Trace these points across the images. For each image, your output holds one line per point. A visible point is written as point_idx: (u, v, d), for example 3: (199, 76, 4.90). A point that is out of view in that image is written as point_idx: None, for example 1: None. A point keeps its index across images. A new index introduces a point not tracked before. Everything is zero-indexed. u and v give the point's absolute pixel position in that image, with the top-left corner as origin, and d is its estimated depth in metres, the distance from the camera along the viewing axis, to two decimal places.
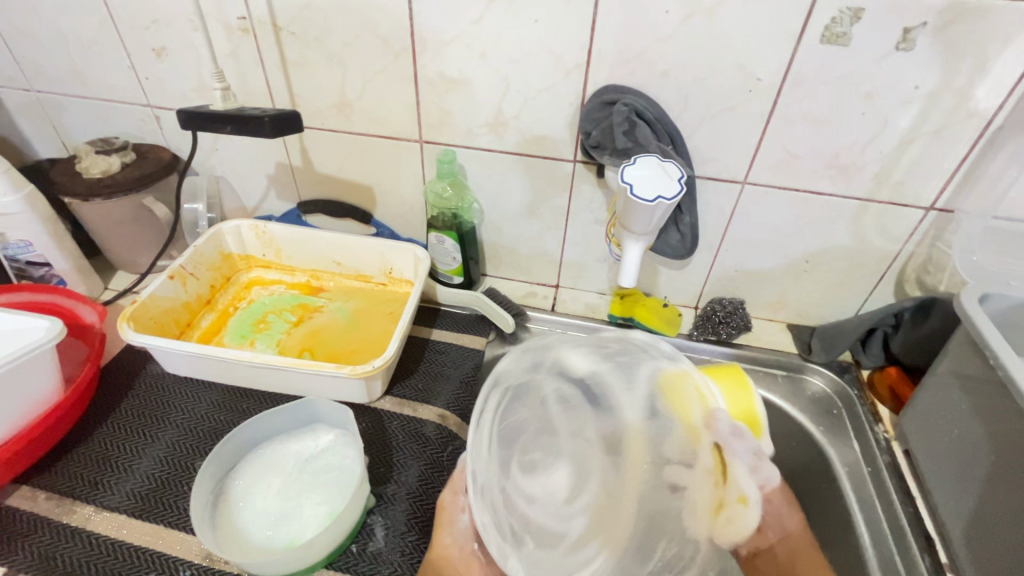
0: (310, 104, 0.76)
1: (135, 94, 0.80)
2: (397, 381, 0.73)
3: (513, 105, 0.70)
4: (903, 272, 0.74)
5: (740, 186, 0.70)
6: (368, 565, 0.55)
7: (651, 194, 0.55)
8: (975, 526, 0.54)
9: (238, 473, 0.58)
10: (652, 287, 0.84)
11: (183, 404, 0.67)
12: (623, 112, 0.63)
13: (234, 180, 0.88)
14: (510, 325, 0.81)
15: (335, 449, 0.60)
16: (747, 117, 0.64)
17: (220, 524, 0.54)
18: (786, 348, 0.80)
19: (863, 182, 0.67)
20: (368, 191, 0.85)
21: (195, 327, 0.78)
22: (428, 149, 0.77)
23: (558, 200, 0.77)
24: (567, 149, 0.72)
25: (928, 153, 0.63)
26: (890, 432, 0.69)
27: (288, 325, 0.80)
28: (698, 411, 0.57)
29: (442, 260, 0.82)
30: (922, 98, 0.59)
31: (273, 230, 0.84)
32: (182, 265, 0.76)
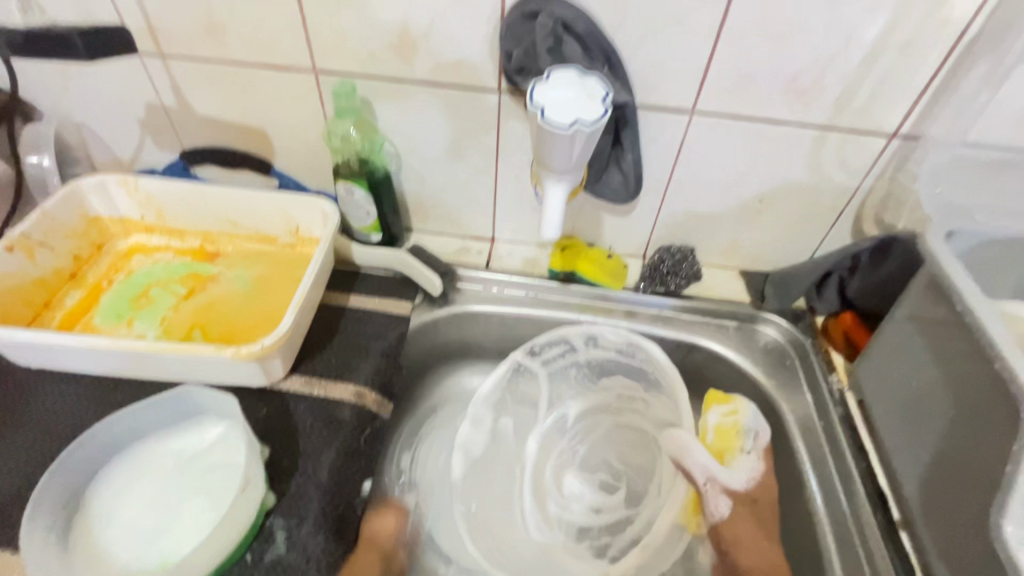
0: (170, 26, 0.61)
1: None
2: (307, 356, 0.63)
3: (421, 22, 0.57)
4: (862, 210, 0.68)
5: (688, 117, 0.61)
6: (266, 574, 0.48)
7: (568, 120, 0.45)
8: (929, 481, 0.50)
9: (102, 482, 0.49)
10: (596, 237, 0.76)
11: (39, 400, 0.56)
12: (546, 26, 0.52)
13: (98, 127, 0.73)
14: (437, 287, 0.71)
15: (223, 444, 0.51)
16: (695, 31, 0.54)
17: (76, 546, 0.45)
18: (739, 296, 0.74)
19: (823, 108, 0.59)
20: (263, 135, 0.71)
21: (57, 307, 0.65)
22: (325, 81, 0.64)
23: (484, 140, 0.67)
24: (489, 77, 0.61)
25: (895, 71, 0.55)
26: (844, 381, 0.65)
27: (175, 299, 0.68)
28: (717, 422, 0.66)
29: (355, 215, 0.71)
30: (892, 3, 0.50)
31: (148, 187, 0.70)
32: (27, 234, 0.62)
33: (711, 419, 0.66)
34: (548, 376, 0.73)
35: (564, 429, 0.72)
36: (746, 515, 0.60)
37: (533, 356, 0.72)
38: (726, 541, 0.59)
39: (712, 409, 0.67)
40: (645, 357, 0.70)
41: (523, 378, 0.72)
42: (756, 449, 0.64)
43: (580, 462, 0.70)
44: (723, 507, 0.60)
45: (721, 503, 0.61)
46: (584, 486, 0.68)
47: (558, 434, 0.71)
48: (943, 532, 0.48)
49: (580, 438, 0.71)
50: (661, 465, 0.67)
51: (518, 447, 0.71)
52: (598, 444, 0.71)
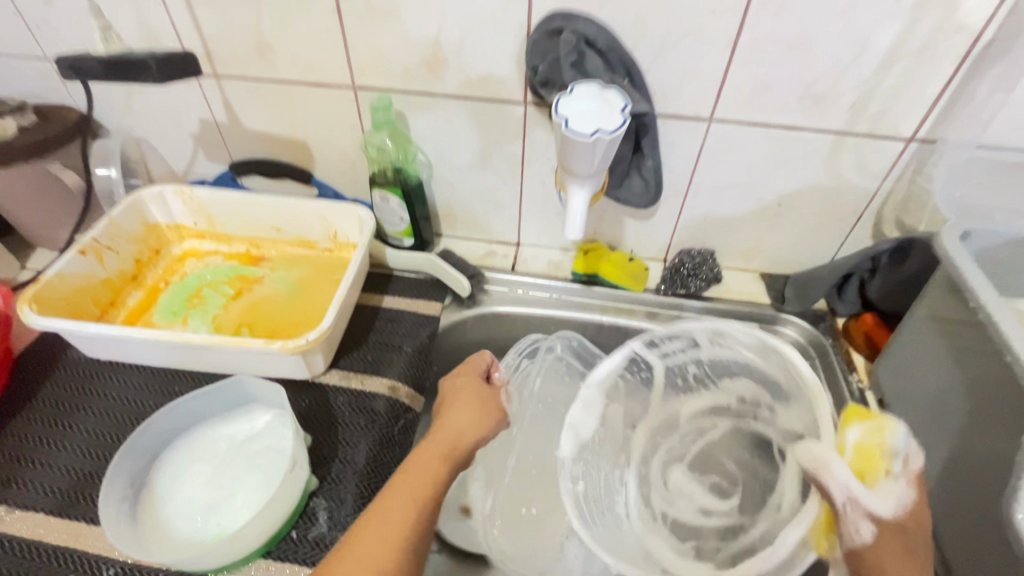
0: (225, 49, 0.67)
1: (26, 46, 0.70)
2: (344, 352, 0.68)
3: (452, 40, 0.62)
4: (881, 213, 0.69)
5: (706, 123, 0.64)
6: (310, 551, 0.51)
7: (590, 128, 0.48)
8: (946, 474, 0.51)
9: (164, 463, 0.53)
10: (618, 240, 0.79)
11: (106, 389, 0.62)
12: (569, 42, 0.56)
13: (157, 142, 0.80)
14: (466, 288, 0.75)
15: (271, 431, 0.56)
16: (712, 42, 0.57)
17: (144, 518, 0.50)
18: (759, 298, 0.76)
19: (839, 113, 0.61)
20: (304, 148, 0.77)
21: (120, 306, 0.71)
22: (363, 96, 0.69)
23: (511, 148, 0.70)
24: (516, 90, 0.65)
25: (911, 76, 0.56)
26: (865, 381, 0.65)
27: (225, 299, 0.73)
28: (864, 435, 0.48)
29: (389, 221, 0.76)
30: (904, 11, 0.52)
31: (200, 196, 0.76)
32: (96, 239, 0.69)
33: (847, 436, 0.49)
34: (665, 376, 0.68)
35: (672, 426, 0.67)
36: (896, 547, 0.43)
37: (651, 347, 0.67)
38: (868, 574, 0.42)
39: (850, 421, 0.50)
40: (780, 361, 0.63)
41: (638, 373, 0.68)
42: (909, 474, 0.46)
43: (689, 461, 0.66)
44: (867, 535, 0.43)
45: (862, 527, 0.44)
46: (695, 485, 0.64)
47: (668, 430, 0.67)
48: (958, 523, 0.49)
49: (697, 436, 0.67)
50: (787, 475, 0.60)
51: (629, 436, 0.67)
52: (708, 444, 0.66)
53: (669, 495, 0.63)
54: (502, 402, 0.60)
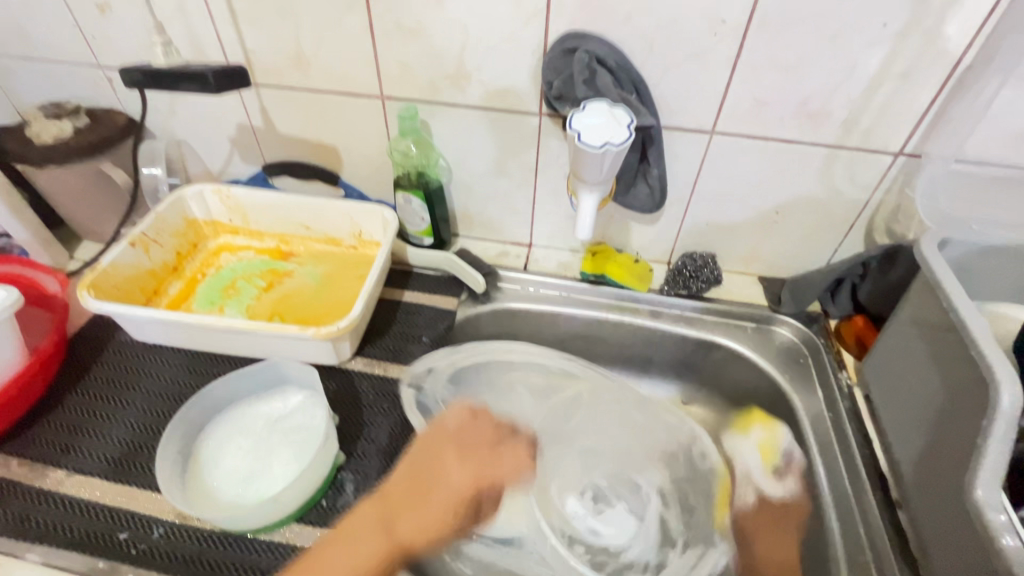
0: (266, 61, 0.73)
1: (84, 55, 0.76)
2: (368, 341, 0.73)
3: (474, 56, 0.67)
4: (872, 221, 0.73)
5: (708, 136, 0.69)
6: (338, 518, 0.56)
7: (598, 141, 0.54)
8: (921, 463, 0.55)
9: (208, 435, 0.59)
10: (624, 244, 0.84)
11: (152, 370, 0.67)
12: (583, 60, 0.61)
13: (197, 144, 0.86)
14: (481, 284, 0.80)
15: (304, 409, 0.61)
16: (713, 63, 0.62)
17: (191, 482, 0.55)
18: (756, 300, 0.81)
19: (832, 128, 0.65)
20: (333, 152, 0.83)
21: (163, 295, 0.77)
22: (390, 105, 0.75)
23: (526, 156, 0.76)
24: (532, 102, 0.70)
25: (897, 96, 0.61)
26: (853, 378, 0.70)
27: (258, 290, 0.79)
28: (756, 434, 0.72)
29: (411, 221, 0.81)
30: (890, 38, 0.57)
31: (237, 194, 0.82)
32: (144, 232, 0.75)
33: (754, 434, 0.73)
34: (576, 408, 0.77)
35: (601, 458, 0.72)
36: (766, 513, 0.65)
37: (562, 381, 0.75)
38: (747, 526, 0.65)
39: (755, 428, 0.73)
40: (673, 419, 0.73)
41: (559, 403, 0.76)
42: (793, 471, 0.67)
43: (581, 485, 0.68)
44: (750, 497, 0.67)
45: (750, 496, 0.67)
46: (582, 506, 0.66)
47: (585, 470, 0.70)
48: (927, 507, 0.53)
49: (581, 460, 0.70)
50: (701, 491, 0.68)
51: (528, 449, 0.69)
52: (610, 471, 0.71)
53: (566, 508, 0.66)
54: (518, 454, 0.57)
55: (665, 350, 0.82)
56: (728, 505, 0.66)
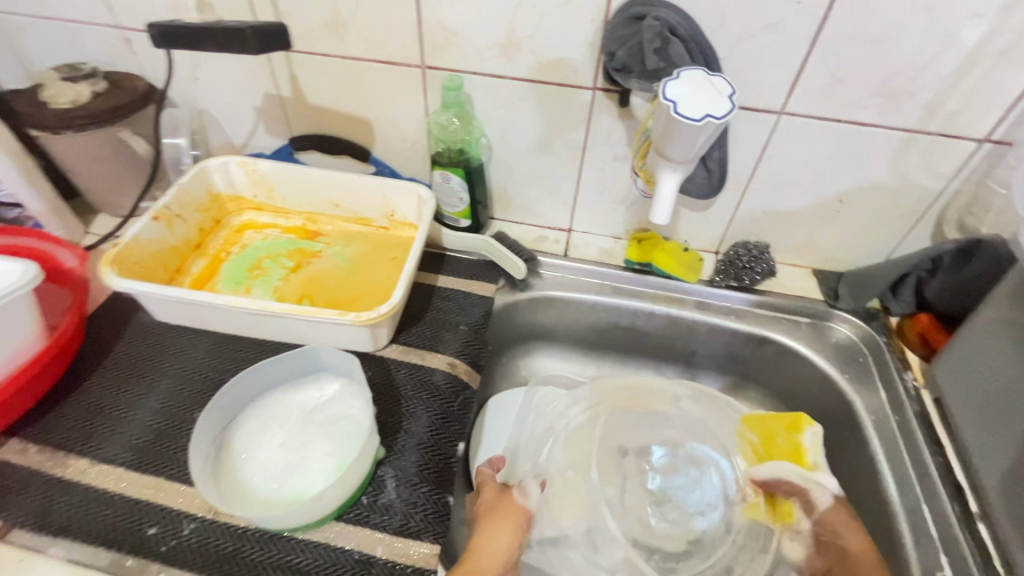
0: (299, 23, 0.68)
1: (101, 13, 0.71)
2: (403, 328, 0.69)
3: (528, 23, 0.62)
4: (943, 213, 0.69)
5: (776, 116, 0.64)
6: (380, 517, 0.53)
7: (699, 113, 0.49)
8: (1013, 473, 0.52)
9: (240, 425, 0.55)
10: (671, 231, 0.79)
11: (176, 353, 0.63)
12: (653, 28, 0.56)
13: (220, 114, 0.81)
14: (522, 272, 0.76)
15: (342, 399, 0.57)
16: (792, 35, 0.57)
17: (225, 476, 0.52)
18: (811, 294, 0.76)
19: (913, 111, 0.60)
20: (366, 125, 0.78)
21: (186, 274, 0.73)
22: (431, 76, 0.70)
23: (574, 134, 0.71)
24: (587, 75, 0.65)
25: (992, 77, 0.56)
26: (919, 380, 0.66)
27: (286, 271, 0.74)
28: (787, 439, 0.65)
29: (447, 201, 0.77)
30: (995, 10, 0.52)
31: (263, 168, 0.77)
32: (166, 206, 0.70)
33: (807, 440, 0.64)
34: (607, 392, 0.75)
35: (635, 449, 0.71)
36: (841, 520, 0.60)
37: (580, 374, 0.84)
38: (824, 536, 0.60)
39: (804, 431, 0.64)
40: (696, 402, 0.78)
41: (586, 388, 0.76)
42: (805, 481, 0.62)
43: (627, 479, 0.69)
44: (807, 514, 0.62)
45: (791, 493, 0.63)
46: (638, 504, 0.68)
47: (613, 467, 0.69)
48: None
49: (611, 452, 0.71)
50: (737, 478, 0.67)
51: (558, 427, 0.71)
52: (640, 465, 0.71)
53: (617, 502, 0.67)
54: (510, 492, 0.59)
55: (712, 344, 0.78)
56: (794, 506, 0.63)
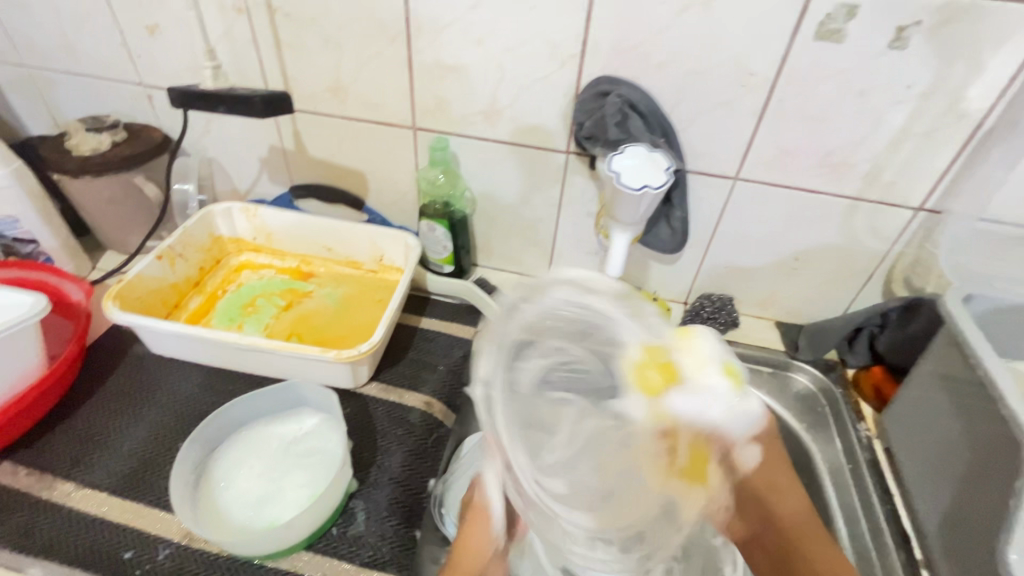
0: (304, 87, 0.75)
1: (128, 73, 0.79)
2: (384, 367, 0.73)
3: (508, 93, 0.69)
4: (891, 272, 0.74)
5: (732, 181, 0.70)
6: (348, 548, 0.55)
7: (638, 184, 0.56)
8: (949, 519, 0.55)
9: (221, 454, 0.58)
10: (643, 281, 0.84)
11: (168, 384, 0.67)
12: (616, 104, 0.63)
13: (227, 163, 0.88)
14: (496, 314, 0.79)
15: (320, 433, 0.60)
16: (740, 112, 0.64)
17: (202, 503, 0.54)
18: (773, 345, 0.81)
19: (854, 180, 0.67)
20: (361, 177, 0.84)
21: (183, 309, 0.78)
22: (421, 136, 0.77)
23: (551, 191, 0.77)
24: (561, 140, 0.72)
25: (919, 153, 0.63)
26: (872, 430, 0.69)
27: (277, 309, 0.79)
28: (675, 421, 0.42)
29: (433, 248, 0.82)
30: (914, 98, 0.59)
31: (263, 213, 0.83)
32: (171, 246, 0.76)
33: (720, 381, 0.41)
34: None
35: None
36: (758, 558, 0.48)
37: None
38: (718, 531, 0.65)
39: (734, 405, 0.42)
40: None
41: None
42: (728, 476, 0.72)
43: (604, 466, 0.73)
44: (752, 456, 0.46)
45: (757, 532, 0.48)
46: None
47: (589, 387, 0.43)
48: (960, 566, 0.53)
49: None
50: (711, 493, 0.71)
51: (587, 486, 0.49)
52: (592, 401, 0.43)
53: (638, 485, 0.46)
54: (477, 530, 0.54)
55: None
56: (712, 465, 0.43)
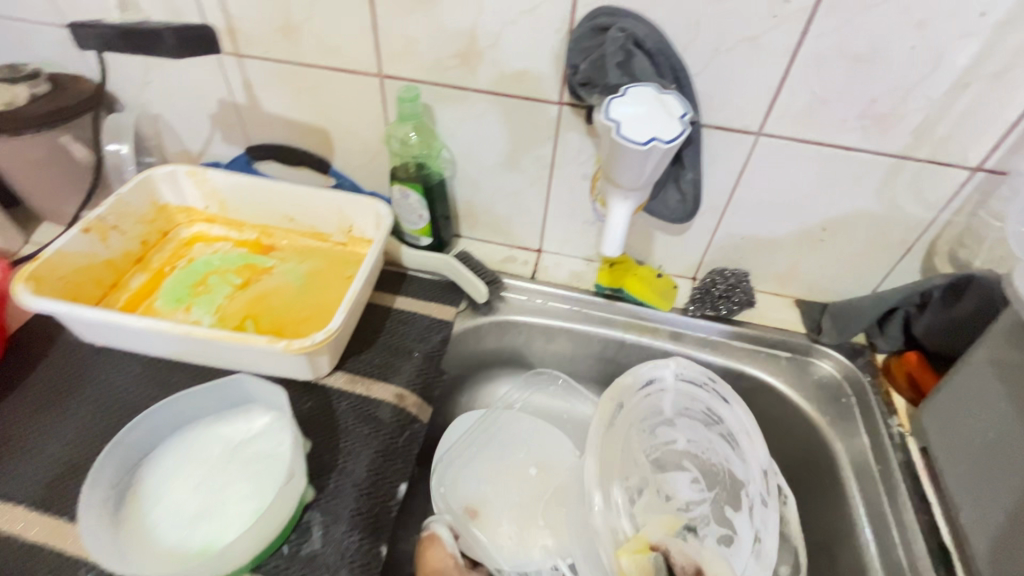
0: (249, 27, 0.64)
1: (45, 11, 0.67)
2: (351, 354, 0.64)
3: (489, 31, 0.58)
4: (934, 245, 0.64)
5: (754, 137, 0.59)
6: (302, 569, 0.48)
7: (643, 138, 0.46)
8: (999, 535, 0.47)
9: (154, 462, 0.51)
10: (646, 254, 0.74)
11: (100, 377, 0.59)
12: (617, 40, 0.52)
13: (173, 120, 0.77)
14: (483, 293, 0.71)
15: (270, 435, 0.52)
16: (768, 51, 0.53)
17: (129, 520, 0.47)
18: (793, 326, 0.71)
19: (901, 136, 0.56)
20: (325, 136, 0.73)
21: (123, 289, 0.68)
22: (389, 85, 0.66)
23: (541, 151, 0.66)
24: (552, 89, 0.61)
25: (985, 101, 0.52)
26: (906, 426, 0.61)
27: (231, 288, 0.70)
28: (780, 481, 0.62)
29: (407, 218, 0.72)
30: (988, 29, 0.48)
31: (214, 178, 0.73)
32: (101, 217, 0.66)
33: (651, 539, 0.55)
34: (724, 435, 0.64)
35: (701, 419, 0.65)
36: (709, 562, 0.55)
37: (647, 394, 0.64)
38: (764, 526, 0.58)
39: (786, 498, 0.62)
40: (723, 410, 0.64)
41: (715, 468, 0.63)
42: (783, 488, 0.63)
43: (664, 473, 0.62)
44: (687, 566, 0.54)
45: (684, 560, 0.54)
46: (656, 495, 0.59)
47: (714, 476, 0.62)
48: None
49: (648, 448, 0.62)
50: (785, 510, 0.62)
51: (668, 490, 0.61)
52: (696, 464, 0.63)
53: (669, 488, 0.61)
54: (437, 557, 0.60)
55: None
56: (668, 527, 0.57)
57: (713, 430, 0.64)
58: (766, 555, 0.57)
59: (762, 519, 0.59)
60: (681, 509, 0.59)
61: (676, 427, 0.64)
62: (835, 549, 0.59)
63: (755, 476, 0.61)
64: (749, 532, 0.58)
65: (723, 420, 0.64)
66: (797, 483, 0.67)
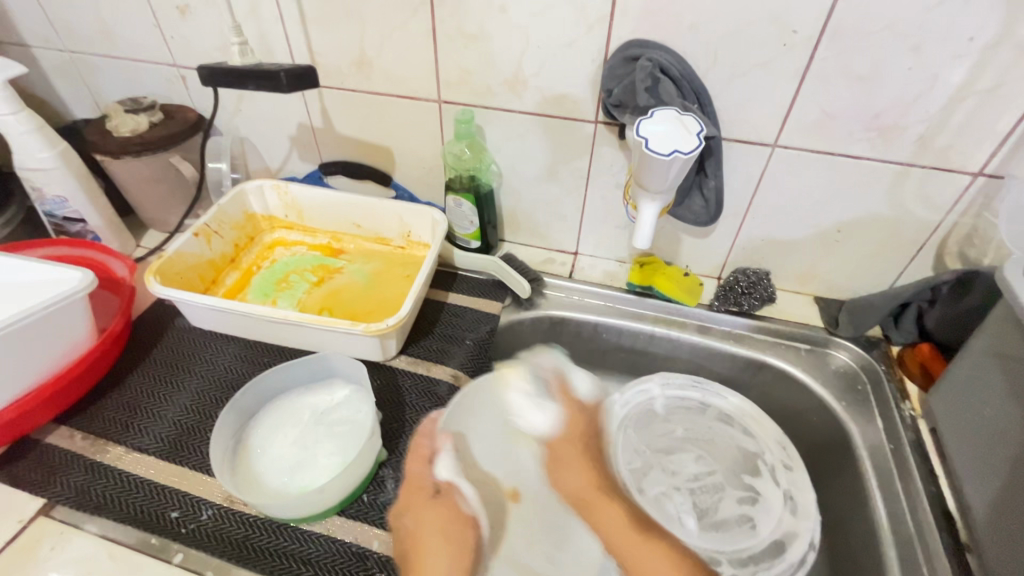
0: (330, 63, 0.75)
1: (162, 53, 0.81)
2: (412, 340, 0.74)
3: (534, 62, 0.67)
4: (943, 245, 0.69)
5: (770, 148, 0.66)
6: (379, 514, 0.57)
7: (668, 149, 0.54)
8: (997, 501, 0.52)
9: (256, 424, 0.61)
10: (674, 256, 0.82)
11: (207, 355, 0.70)
12: (646, 68, 0.60)
13: (259, 141, 0.89)
14: (527, 291, 0.80)
15: (350, 403, 0.62)
16: (779, 74, 0.60)
17: (240, 466, 0.57)
18: (812, 321, 0.77)
19: (905, 145, 0.62)
20: (388, 153, 0.84)
21: (220, 285, 0.80)
22: (447, 109, 0.76)
23: (578, 163, 0.75)
24: (589, 109, 0.70)
25: (981, 113, 0.58)
26: (917, 410, 0.66)
27: (309, 285, 0.81)
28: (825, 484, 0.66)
29: (460, 224, 0.82)
30: (978, 51, 0.54)
31: (294, 191, 0.84)
32: (206, 223, 0.78)
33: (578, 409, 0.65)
34: (721, 418, 0.74)
35: (695, 411, 0.75)
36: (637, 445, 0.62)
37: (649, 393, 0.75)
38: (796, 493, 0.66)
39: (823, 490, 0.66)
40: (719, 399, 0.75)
41: (727, 446, 0.72)
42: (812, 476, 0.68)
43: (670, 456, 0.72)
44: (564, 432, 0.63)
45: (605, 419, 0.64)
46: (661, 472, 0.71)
47: (724, 453, 0.72)
48: (1005, 549, 0.50)
49: (650, 436, 0.73)
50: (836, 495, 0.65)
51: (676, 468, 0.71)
52: (699, 445, 0.73)
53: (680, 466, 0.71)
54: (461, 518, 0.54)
55: (713, 367, 0.80)
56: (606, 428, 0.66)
57: (714, 417, 0.74)
58: (800, 509, 0.65)
59: (788, 481, 0.67)
60: (687, 480, 0.70)
61: (670, 423, 0.75)
62: (851, 521, 0.64)
63: (771, 445, 0.70)
64: (778, 495, 0.67)
65: (724, 409, 0.74)
66: (818, 465, 0.72)
